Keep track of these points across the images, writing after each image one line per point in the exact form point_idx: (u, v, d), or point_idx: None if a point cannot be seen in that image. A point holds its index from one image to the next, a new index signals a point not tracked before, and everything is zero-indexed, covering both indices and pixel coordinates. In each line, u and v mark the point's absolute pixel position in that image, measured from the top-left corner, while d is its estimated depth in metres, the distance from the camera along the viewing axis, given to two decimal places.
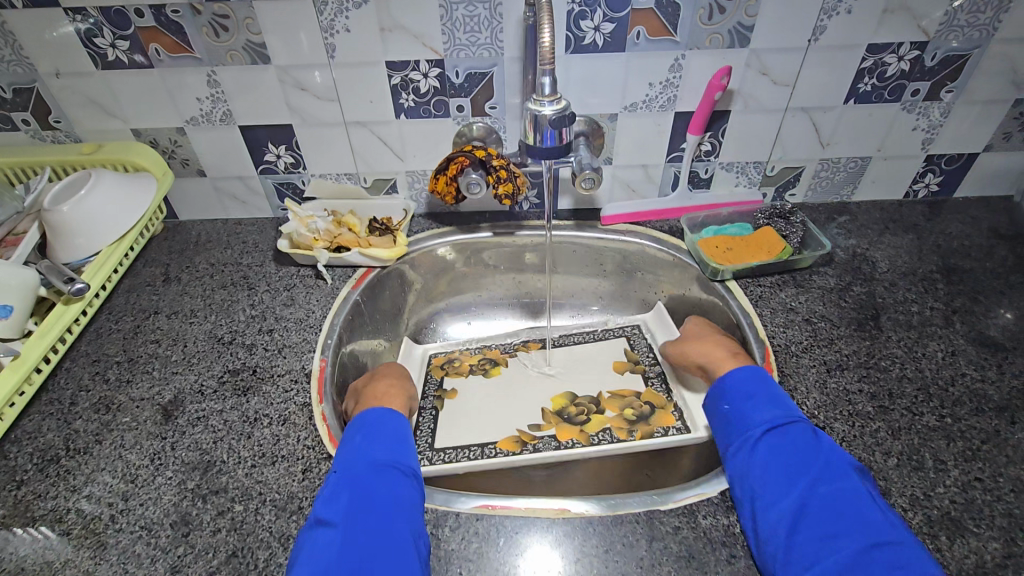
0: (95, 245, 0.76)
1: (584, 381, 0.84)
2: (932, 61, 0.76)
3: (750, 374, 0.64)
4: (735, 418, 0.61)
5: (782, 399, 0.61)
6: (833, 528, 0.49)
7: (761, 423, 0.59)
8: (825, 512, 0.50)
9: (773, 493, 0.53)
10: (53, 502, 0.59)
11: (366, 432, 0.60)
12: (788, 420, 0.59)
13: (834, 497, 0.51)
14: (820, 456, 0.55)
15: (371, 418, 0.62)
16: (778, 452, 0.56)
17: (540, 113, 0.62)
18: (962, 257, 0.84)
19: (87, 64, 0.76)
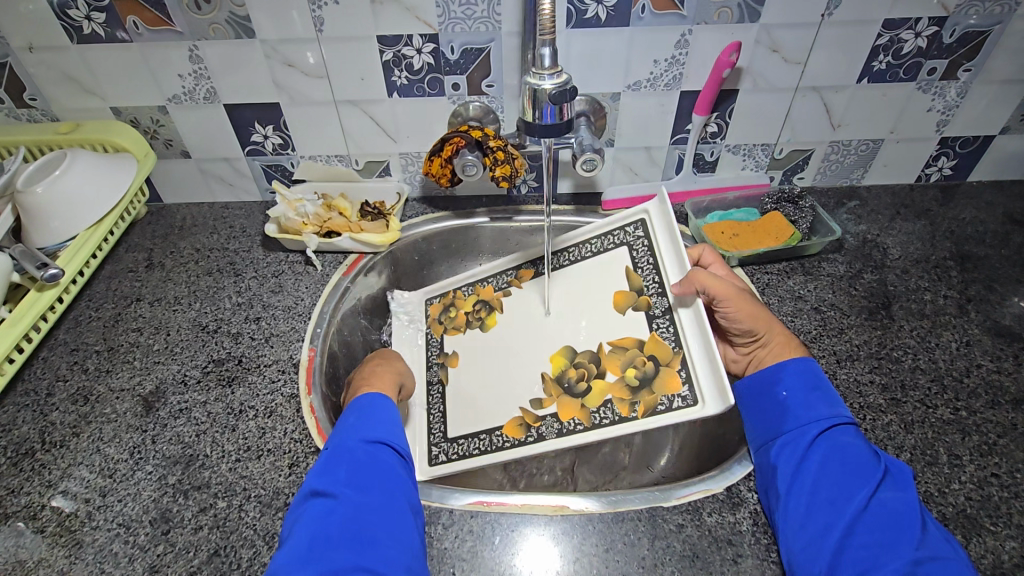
0: (72, 229, 0.72)
1: (584, 332, 0.71)
2: (950, 38, 0.73)
3: (803, 368, 0.59)
4: (779, 412, 0.57)
5: (834, 395, 0.57)
6: (887, 538, 0.46)
7: (812, 422, 0.55)
8: (879, 521, 0.47)
9: (822, 499, 0.50)
10: (26, 498, 0.56)
11: (361, 413, 0.56)
12: (839, 419, 0.55)
13: (890, 506, 0.48)
14: (875, 462, 0.51)
15: (367, 401, 0.58)
16: (830, 454, 0.52)
17: (538, 88, 0.58)
18: (976, 244, 0.81)
19: (62, 38, 0.72)
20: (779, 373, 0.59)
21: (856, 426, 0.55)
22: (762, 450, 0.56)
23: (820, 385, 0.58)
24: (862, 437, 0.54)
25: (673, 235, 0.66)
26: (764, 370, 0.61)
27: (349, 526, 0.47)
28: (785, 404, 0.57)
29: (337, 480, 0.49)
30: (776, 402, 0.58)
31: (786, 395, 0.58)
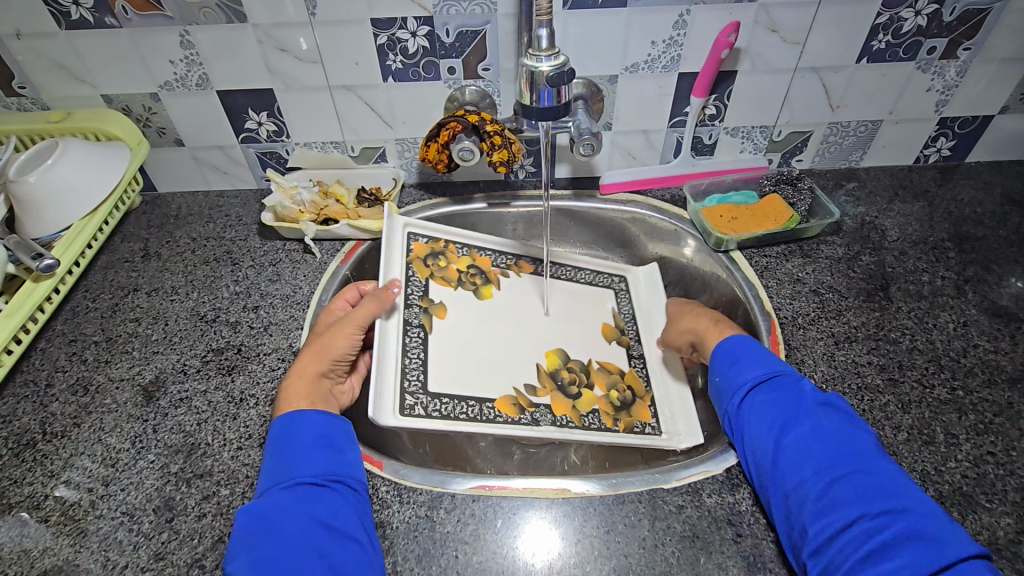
0: (66, 219, 0.72)
1: (577, 343, 0.77)
2: (951, 16, 0.72)
3: (732, 341, 0.61)
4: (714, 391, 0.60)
5: (752, 351, 0.59)
6: (800, 475, 0.49)
7: (734, 388, 0.58)
8: (798, 461, 0.50)
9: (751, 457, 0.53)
10: (29, 489, 0.56)
11: (276, 446, 0.53)
12: (764, 375, 0.57)
13: (801, 445, 0.50)
14: (790, 404, 0.54)
15: (281, 427, 0.54)
16: (751, 413, 0.55)
17: (536, 70, 0.57)
18: (974, 224, 0.81)
19: (50, 24, 0.71)
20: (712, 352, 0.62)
21: (782, 374, 0.57)
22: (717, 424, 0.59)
23: (739, 349, 0.60)
24: (790, 380, 0.56)
25: (655, 302, 0.83)
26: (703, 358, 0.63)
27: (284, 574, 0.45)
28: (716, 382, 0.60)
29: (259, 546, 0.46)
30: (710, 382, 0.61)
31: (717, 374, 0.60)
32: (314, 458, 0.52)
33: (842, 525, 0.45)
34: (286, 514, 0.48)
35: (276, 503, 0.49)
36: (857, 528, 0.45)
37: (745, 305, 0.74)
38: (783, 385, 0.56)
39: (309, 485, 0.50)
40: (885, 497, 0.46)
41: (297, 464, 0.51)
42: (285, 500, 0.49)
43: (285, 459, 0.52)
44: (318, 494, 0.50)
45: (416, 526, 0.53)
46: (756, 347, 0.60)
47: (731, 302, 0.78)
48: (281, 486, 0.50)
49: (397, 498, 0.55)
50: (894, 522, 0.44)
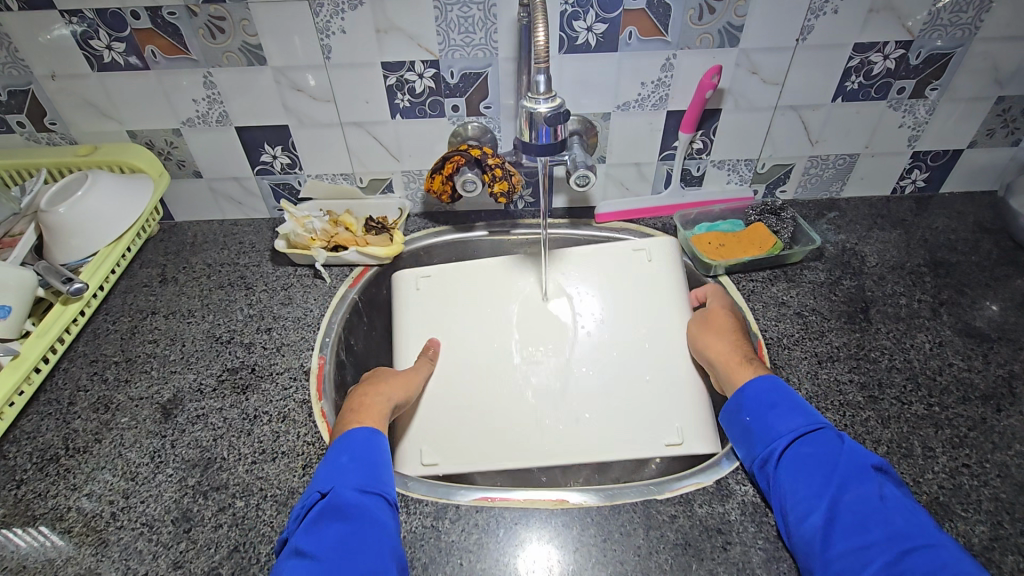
0: (91, 246, 0.76)
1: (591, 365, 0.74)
2: (916, 59, 0.78)
3: (762, 384, 0.61)
4: (746, 437, 0.60)
5: (792, 404, 0.59)
6: (862, 543, 0.48)
7: (774, 439, 0.57)
8: (848, 524, 0.49)
9: (798, 512, 0.52)
10: (53, 501, 0.59)
11: (354, 453, 0.57)
12: (803, 430, 0.57)
13: (855, 509, 0.50)
14: (834, 462, 0.53)
15: (360, 437, 0.58)
16: (797, 469, 0.54)
17: (535, 111, 0.62)
18: (949, 251, 0.86)
19: (84, 66, 0.77)
20: (743, 394, 0.62)
21: (819, 428, 0.57)
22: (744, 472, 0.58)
23: (778, 400, 0.60)
24: (828, 436, 0.56)
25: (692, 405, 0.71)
26: (728, 401, 0.63)
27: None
28: (750, 428, 0.59)
29: (324, 540, 0.50)
30: (742, 427, 0.60)
31: (749, 420, 0.60)
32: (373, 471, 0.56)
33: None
34: (354, 523, 0.51)
35: (351, 503, 0.52)
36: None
37: None
38: (825, 441, 0.55)
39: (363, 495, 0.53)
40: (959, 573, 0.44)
41: (374, 478, 0.55)
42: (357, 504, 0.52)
43: (357, 466, 0.56)
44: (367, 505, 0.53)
45: (422, 535, 0.56)
46: (798, 400, 0.60)
47: None
48: (356, 488, 0.54)
49: (404, 509, 0.58)
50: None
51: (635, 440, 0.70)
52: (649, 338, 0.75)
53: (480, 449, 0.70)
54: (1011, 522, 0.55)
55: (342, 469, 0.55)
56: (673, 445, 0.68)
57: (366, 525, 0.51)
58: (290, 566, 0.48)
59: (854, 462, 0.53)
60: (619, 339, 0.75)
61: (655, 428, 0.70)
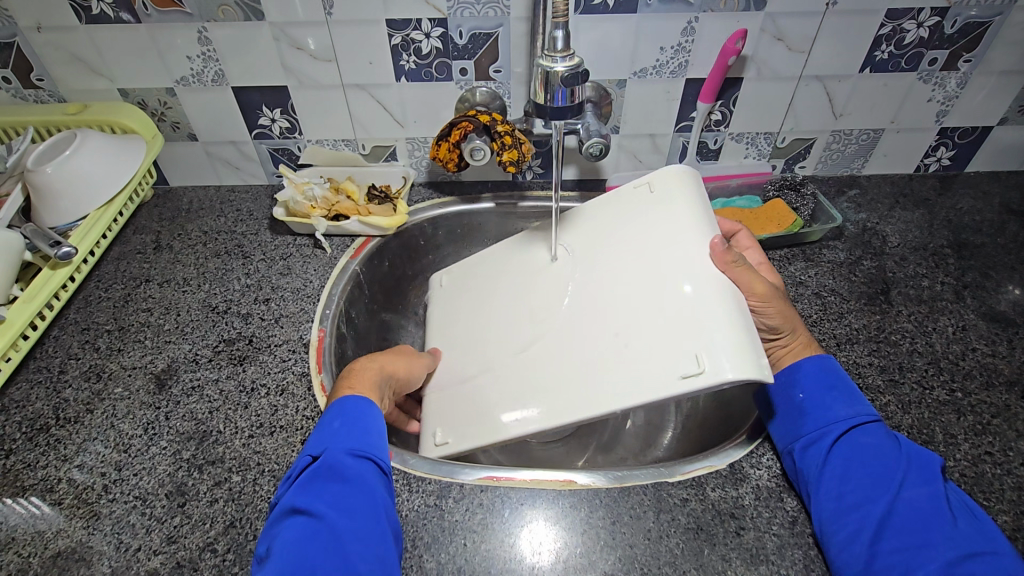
0: (80, 209, 0.73)
1: (596, 315, 0.63)
2: (951, 28, 0.73)
3: (819, 368, 0.59)
4: (795, 416, 0.57)
5: (850, 392, 0.57)
6: (920, 539, 0.46)
7: (829, 422, 0.55)
8: (907, 519, 0.47)
9: (847, 500, 0.50)
10: (43, 472, 0.57)
11: (346, 417, 0.54)
12: (860, 419, 0.55)
13: (916, 504, 0.48)
14: (892, 454, 0.51)
15: (354, 404, 0.56)
16: (850, 457, 0.52)
17: (551, 70, 0.58)
18: (973, 232, 0.83)
19: (70, 18, 0.72)
20: (799, 373, 0.59)
21: (876, 422, 0.55)
22: (786, 452, 0.56)
23: (835, 384, 0.58)
24: (885, 431, 0.54)
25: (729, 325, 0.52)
26: (778, 374, 0.61)
27: (330, 545, 0.45)
28: (801, 408, 0.57)
29: (319, 499, 0.48)
30: (792, 405, 0.58)
31: (802, 399, 0.58)
32: (379, 449, 0.53)
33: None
34: (348, 488, 0.49)
35: (344, 467, 0.50)
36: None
37: None
38: (883, 434, 0.53)
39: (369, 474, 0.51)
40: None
41: (370, 444, 0.53)
42: (351, 471, 0.50)
43: (361, 439, 0.53)
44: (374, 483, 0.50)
45: (425, 514, 0.54)
46: (854, 387, 0.58)
47: None
48: (349, 453, 0.51)
49: (406, 487, 0.56)
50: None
51: (636, 385, 0.54)
52: (652, 267, 0.60)
53: (479, 428, 0.63)
54: None
55: (343, 440, 0.52)
56: (686, 376, 0.51)
57: (360, 495, 0.49)
58: (288, 527, 0.46)
59: (917, 460, 0.51)
60: (622, 281, 0.62)
61: (666, 362, 0.53)
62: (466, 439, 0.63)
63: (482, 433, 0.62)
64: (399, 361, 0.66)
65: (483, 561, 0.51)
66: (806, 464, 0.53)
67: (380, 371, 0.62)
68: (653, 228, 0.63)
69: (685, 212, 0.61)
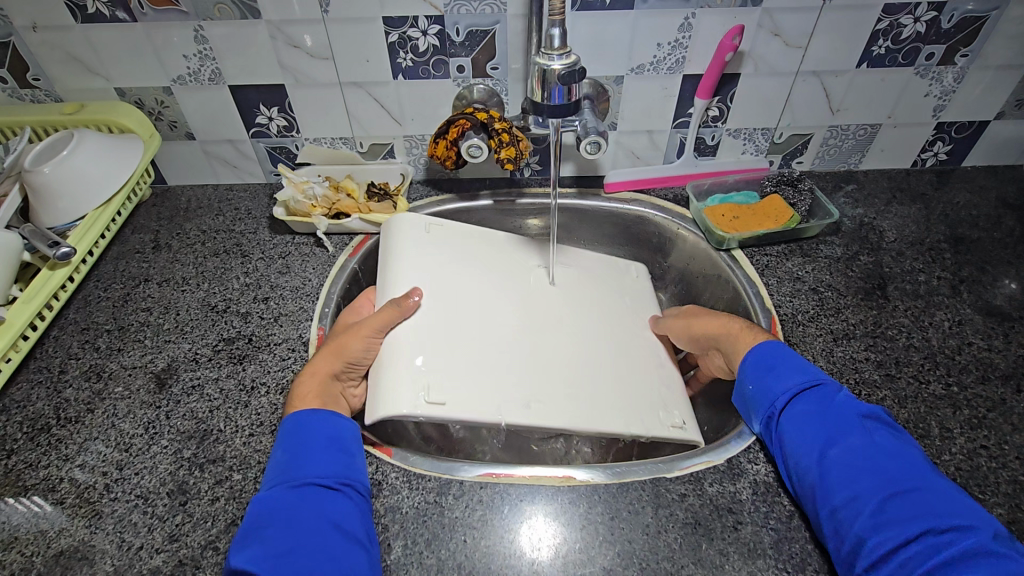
0: (79, 209, 0.73)
1: (587, 349, 0.72)
2: (948, 23, 0.74)
3: (763, 348, 0.60)
4: (748, 401, 0.59)
5: (790, 363, 0.58)
6: (852, 490, 0.48)
7: (770, 401, 0.56)
8: (844, 474, 0.49)
9: (797, 473, 0.52)
10: (44, 472, 0.57)
11: (287, 443, 0.53)
12: (800, 389, 0.56)
13: (848, 458, 0.50)
14: (828, 416, 0.53)
15: (297, 423, 0.54)
16: (792, 428, 0.54)
17: (548, 69, 0.58)
18: (969, 227, 0.83)
19: (66, 17, 0.72)
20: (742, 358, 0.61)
21: (816, 386, 0.56)
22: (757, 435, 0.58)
23: (774, 360, 0.59)
24: (825, 395, 0.55)
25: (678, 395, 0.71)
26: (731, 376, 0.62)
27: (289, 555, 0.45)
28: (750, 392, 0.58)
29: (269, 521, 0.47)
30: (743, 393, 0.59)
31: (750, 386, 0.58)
32: (327, 459, 0.52)
33: (900, 541, 0.44)
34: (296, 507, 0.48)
35: (283, 502, 0.48)
36: (918, 544, 0.44)
37: (747, 303, 0.75)
38: (819, 399, 0.55)
39: (318, 488, 0.50)
40: (946, 514, 0.45)
41: (310, 461, 0.51)
42: (292, 500, 0.48)
43: (299, 458, 0.52)
44: (325, 496, 0.49)
45: (425, 511, 0.54)
46: (793, 357, 0.59)
47: (732, 300, 0.79)
48: (290, 484, 0.50)
49: (406, 484, 0.56)
50: (960, 539, 0.44)
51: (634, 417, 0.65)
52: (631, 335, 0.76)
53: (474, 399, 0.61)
54: None
55: (283, 466, 0.51)
56: (676, 427, 0.66)
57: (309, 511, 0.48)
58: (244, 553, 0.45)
59: (858, 420, 0.52)
60: (606, 333, 0.75)
61: (650, 411, 0.67)
62: (463, 406, 0.60)
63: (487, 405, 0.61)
64: (336, 358, 0.61)
65: (483, 557, 0.51)
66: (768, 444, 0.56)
67: (320, 380, 0.60)
68: (628, 306, 0.80)
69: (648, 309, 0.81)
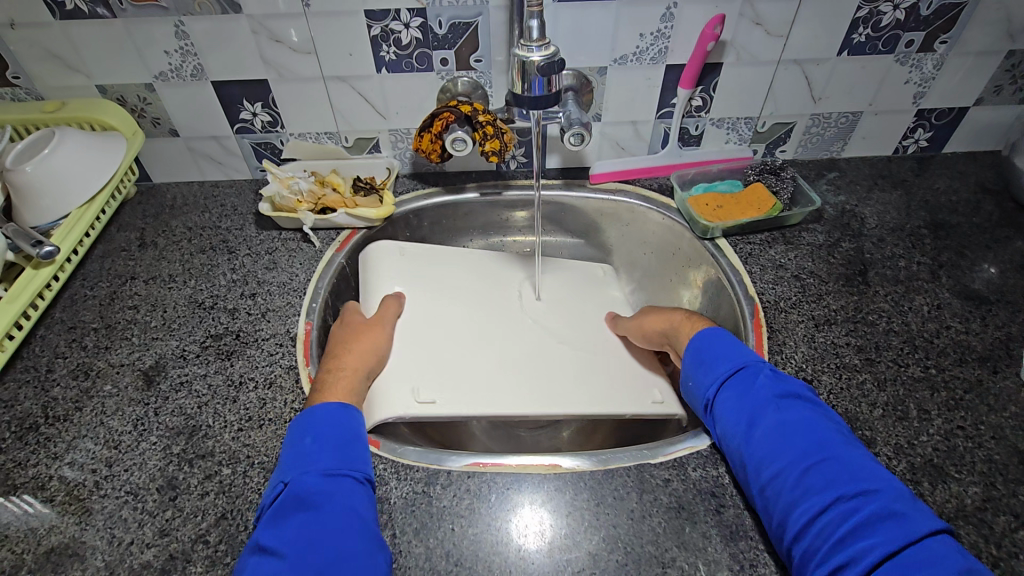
0: (63, 208, 0.73)
1: (565, 345, 0.77)
2: (927, 10, 0.74)
3: (704, 338, 0.62)
4: (689, 390, 0.61)
5: (722, 347, 0.60)
6: (775, 466, 0.50)
7: (704, 392, 0.59)
8: (767, 451, 0.51)
9: (731, 451, 0.54)
10: (34, 470, 0.57)
11: (316, 433, 0.54)
12: (731, 371, 0.58)
13: (771, 435, 0.51)
14: (753, 396, 0.55)
15: (323, 414, 0.56)
16: (720, 410, 0.56)
17: (528, 60, 0.58)
18: (949, 213, 0.84)
19: (45, 14, 0.71)
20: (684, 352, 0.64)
21: (744, 367, 0.57)
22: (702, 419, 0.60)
23: (705, 346, 0.61)
24: (751, 375, 0.57)
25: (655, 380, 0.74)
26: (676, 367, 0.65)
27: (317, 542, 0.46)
28: (689, 382, 0.61)
29: (285, 532, 0.46)
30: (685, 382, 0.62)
31: (689, 375, 0.61)
32: (353, 455, 0.53)
33: (816, 511, 0.46)
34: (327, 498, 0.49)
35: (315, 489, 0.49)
36: (831, 513, 0.45)
37: (729, 291, 0.76)
38: (745, 379, 0.56)
39: (347, 480, 0.51)
40: (856, 481, 0.46)
41: (340, 455, 0.53)
42: (324, 488, 0.49)
43: (331, 450, 0.53)
44: (354, 489, 0.51)
45: (413, 501, 0.55)
46: (724, 340, 0.61)
47: (716, 288, 0.80)
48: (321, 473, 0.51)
49: (395, 475, 0.57)
50: (866, 504, 0.45)
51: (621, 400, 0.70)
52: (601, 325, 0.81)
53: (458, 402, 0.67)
54: (1004, 483, 0.55)
55: (309, 453, 0.52)
56: (657, 403, 0.71)
57: (335, 504, 0.49)
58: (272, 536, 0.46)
59: (782, 398, 0.54)
60: (578, 327, 0.80)
61: (632, 392, 0.72)
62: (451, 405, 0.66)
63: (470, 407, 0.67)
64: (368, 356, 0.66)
65: (470, 545, 0.52)
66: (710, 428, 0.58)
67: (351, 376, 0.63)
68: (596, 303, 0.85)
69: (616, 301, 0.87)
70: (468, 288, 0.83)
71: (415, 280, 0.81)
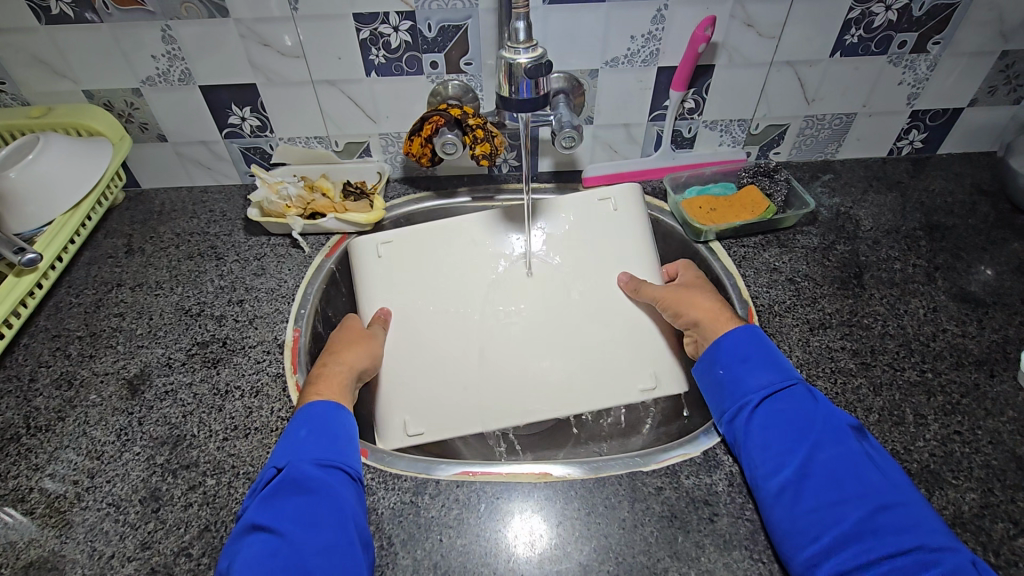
0: (47, 214, 0.72)
1: (560, 328, 0.74)
2: (920, 10, 0.74)
3: (737, 338, 0.61)
4: (718, 392, 0.59)
5: (767, 358, 0.58)
6: (834, 498, 0.48)
7: (745, 393, 0.57)
8: (823, 480, 0.49)
9: (766, 467, 0.52)
10: (14, 482, 0.56)
11: (313, 425, 0.54)
12: (781, 387, 0.56)
13: (831, 466, 0.50)
14: (808, 420, 0.53)
15: (321, 410, 0.56)
16: (765, 423, 0.54)
17: (514, 62, 0.57)
18: (945, 214, 0.83)
19: (29, 19, 0.71)
20: (713, 350, 0.61)
21: (794, 385, 0.56)
22: (719, 423, 0.58)
23: (752, 354, 0.59)
24: (803, 396, 0.55)
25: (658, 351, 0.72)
26: (701, 360, 0.63)
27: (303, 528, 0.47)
28: (722, 382, 0.59)
29: (280, 514, 0.47)
30: (714, 381, 0.60)
31: (722, 373, 0.59)
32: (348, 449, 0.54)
33: (880, 555, 0.44)
34: (319, 489, 0.49)
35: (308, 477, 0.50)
36: (898, 561, 0.44)
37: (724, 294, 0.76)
38: (795, 398, 0.55)
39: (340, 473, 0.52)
40: (925, 533, 0.45)
41: (334, 449, 0.53)
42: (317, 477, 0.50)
43: (328, 441, 0.53)
44: (345, 483, 0.51)
45: (400, 511, 0.54)
46: (770, 350, 0.59)
47: None
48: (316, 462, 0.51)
49: (382, 485, 0.56)
50: (940, 559, 0.44)
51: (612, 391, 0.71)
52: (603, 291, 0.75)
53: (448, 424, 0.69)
54: (1002, 489, 0.54)
55: (302, 442, 0.53)
56: (645, 390, 0.70)
57: (327, 497, 0.49)
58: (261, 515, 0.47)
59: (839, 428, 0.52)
60: (576, 302, 0.75)
61: (626, 377, 0.71)
62: (439, 429, 0.69)
63: (461, 428, 0.69)
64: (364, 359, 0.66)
65: (459, 556, 0.51)
66: (734, 433, 0.56)
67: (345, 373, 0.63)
68: (599, 258, 0.77)
69: (625, 244, 0.77)
70: (460, 251, 0.77)
71: (403, 277, 0.76)
